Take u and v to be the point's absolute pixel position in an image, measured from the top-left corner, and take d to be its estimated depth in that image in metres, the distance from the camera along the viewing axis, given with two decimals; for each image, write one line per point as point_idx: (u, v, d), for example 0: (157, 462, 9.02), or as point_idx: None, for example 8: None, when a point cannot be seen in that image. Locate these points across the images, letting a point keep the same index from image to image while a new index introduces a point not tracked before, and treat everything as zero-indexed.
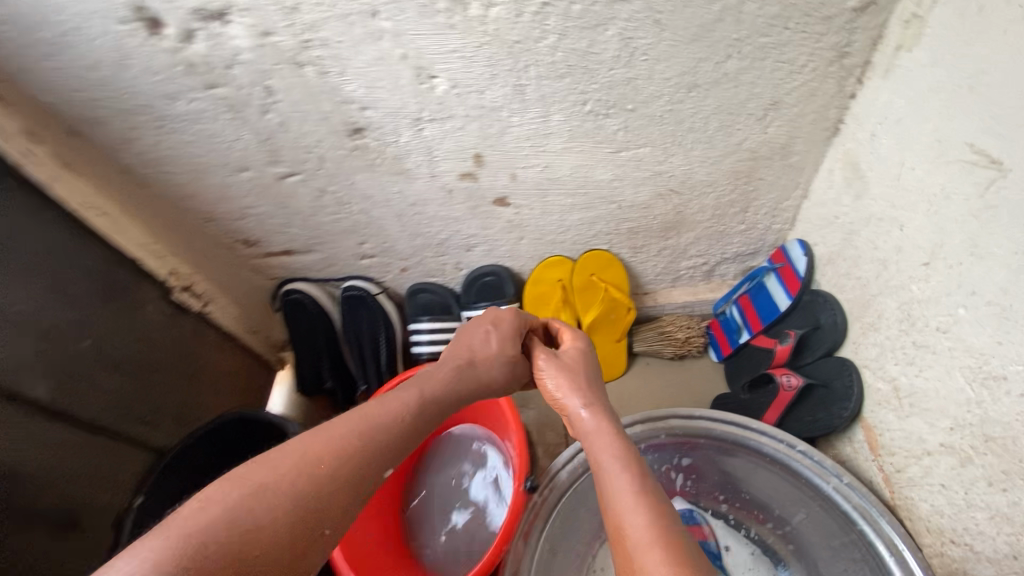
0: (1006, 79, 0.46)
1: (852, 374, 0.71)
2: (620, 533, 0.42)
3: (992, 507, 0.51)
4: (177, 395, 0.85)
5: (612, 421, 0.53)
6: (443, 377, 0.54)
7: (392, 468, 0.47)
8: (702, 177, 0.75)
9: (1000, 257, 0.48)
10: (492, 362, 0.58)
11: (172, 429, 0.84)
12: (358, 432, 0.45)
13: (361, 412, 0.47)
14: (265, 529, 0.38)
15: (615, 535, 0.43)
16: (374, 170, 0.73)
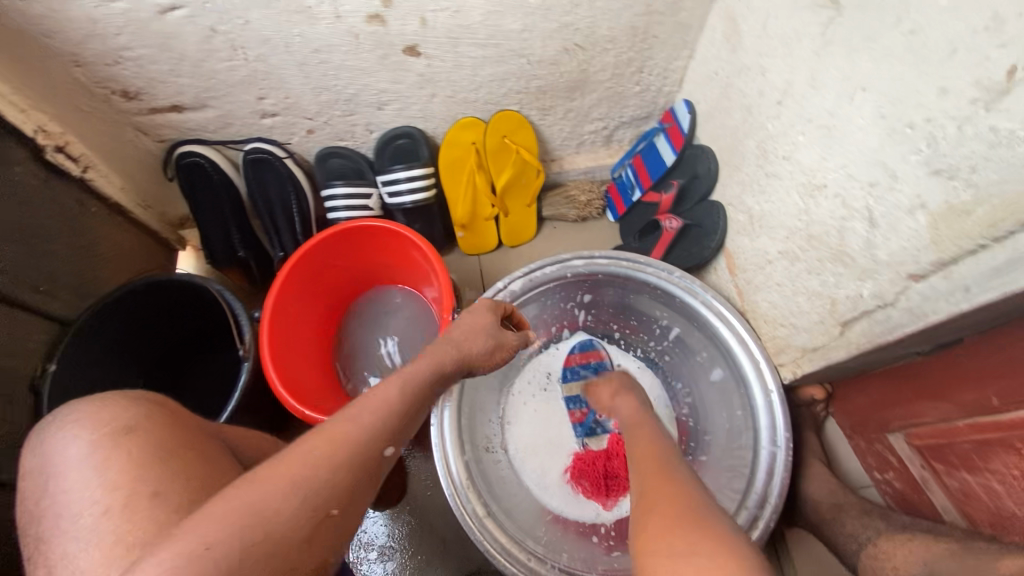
0: None
1: (719, 213, 0.86)
2: (646, 455, 0.53)
3: (808, 289, 0.68)
4: (71, 266, 0.81)
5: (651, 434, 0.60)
6: (432, 367, 0.59)
7: (392, 447, 0.49)
8: (603, 32, 0.80)
9: (830, 86, 0.58)
10: (475, 346, 0.66)
11: (72, 301, 0.81)
12: (367, 411, 0.48)
13: (390, 385, 0.53)
14: (292, 509, 0.38)
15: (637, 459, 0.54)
16: (272, 7, 0.68)
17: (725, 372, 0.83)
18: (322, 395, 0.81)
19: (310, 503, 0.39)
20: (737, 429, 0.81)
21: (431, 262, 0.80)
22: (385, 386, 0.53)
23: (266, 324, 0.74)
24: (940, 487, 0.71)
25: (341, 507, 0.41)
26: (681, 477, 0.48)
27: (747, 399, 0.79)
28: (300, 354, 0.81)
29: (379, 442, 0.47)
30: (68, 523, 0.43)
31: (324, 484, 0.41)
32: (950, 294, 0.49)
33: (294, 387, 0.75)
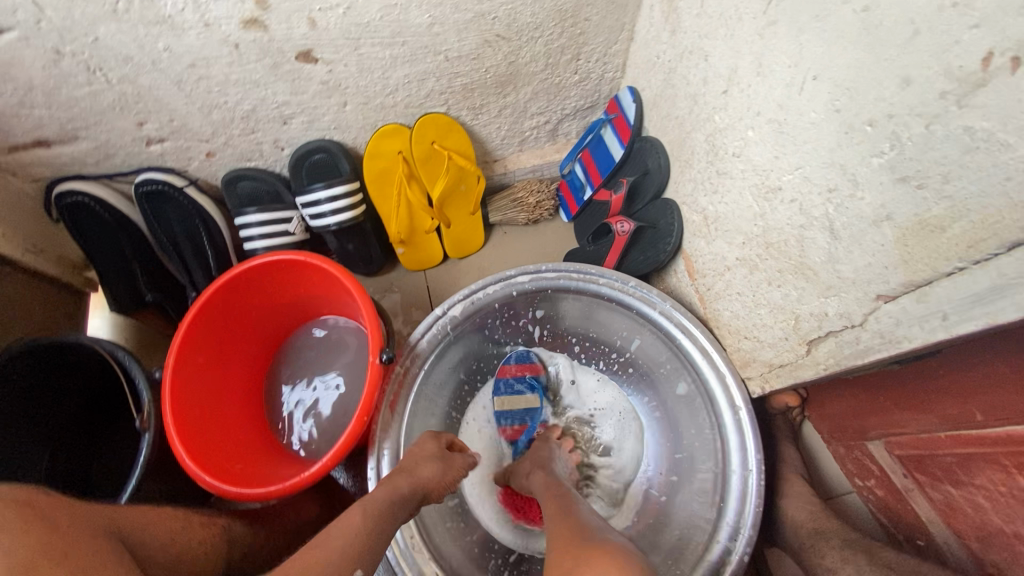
0: None
1: (674, 213, 0.78)
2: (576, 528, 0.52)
3: (769, 302, 0.60)
4: None
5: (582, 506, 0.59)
6: (388, 487, 0.59)
7: (356, 570, 0.48)
8: (527, 19, 0.70)
9: (777, 74, 0.50)
10: (434, 473, 0.64)
11: None
12: (321, 544, 0.48)
13: (348, 514, 0.53)
14: None
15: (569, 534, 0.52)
16: (123, 20, 0.57)
17: (691, 386, 0.76)
18: (244, 452, 0.72)
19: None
20: (707, 448, 0.74)
21: (353, 295, 0.71)
22: (355, 513, 0.53)
23: (167, 386, 0.65)
24: (924, 498, 0.64)
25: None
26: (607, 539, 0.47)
27: (715, 417, 0.72)
28: (217, 411, 0.72)
29: (343, 564, 0.47)
30: None
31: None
32: (923, 320, 0.41)
33: (204, 451, 0.66)
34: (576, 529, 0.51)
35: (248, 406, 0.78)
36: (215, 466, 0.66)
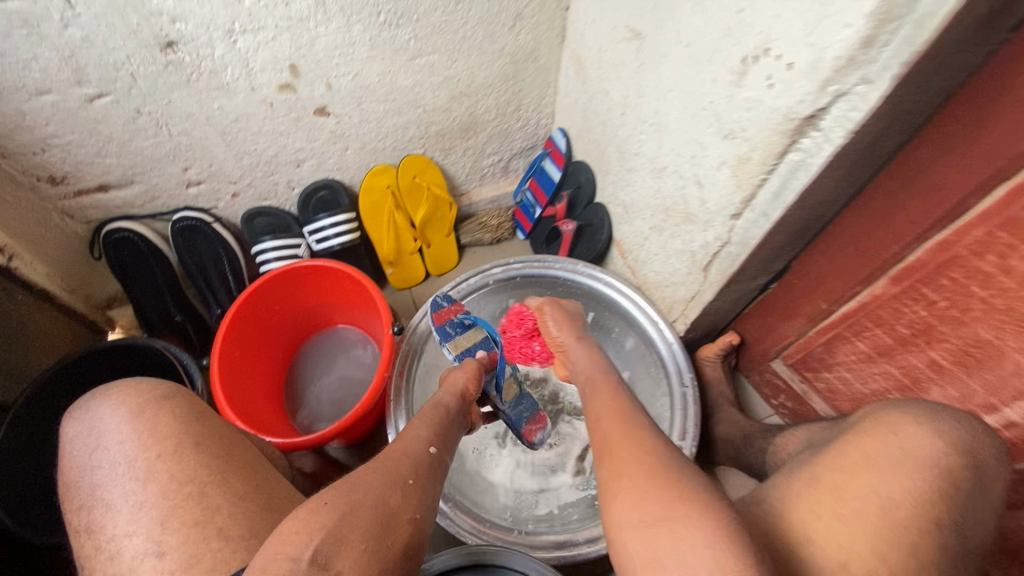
0: None
1: (602, 211, 1.04)
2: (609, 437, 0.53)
3: (675, 251, 0.85)
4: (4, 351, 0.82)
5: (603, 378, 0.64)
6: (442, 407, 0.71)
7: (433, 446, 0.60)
8: (481, 80, 0.97)
9: (649, 94, 0.78)
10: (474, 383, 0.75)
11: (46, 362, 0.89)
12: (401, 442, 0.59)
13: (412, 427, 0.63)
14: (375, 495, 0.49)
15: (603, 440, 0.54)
16: (192, 86, 0.79)
17: (637, 338, 0.97)
18: (271, 423, 0.88)
19: (389, 515, 0.49)
20: (654, 383, 0.94)
21: (365, 288, 0.90)
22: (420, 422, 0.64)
23: (216, 368, 0.79)
24: (816, 393, 0.87)
25: (415, 495, 0.52)
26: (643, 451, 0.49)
27: (657, 356, 0.94)
28: (249, 397, 0.86)
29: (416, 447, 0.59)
30: (106, 481, 0.52)
31: (393, 495, 0.50)
32: (757, 221, 0.66)
33: (245, 415, 0.82)
34: (621, 420, 0.55)
35: (270, 398, 0.92)
36: (252, 425, 0.81)
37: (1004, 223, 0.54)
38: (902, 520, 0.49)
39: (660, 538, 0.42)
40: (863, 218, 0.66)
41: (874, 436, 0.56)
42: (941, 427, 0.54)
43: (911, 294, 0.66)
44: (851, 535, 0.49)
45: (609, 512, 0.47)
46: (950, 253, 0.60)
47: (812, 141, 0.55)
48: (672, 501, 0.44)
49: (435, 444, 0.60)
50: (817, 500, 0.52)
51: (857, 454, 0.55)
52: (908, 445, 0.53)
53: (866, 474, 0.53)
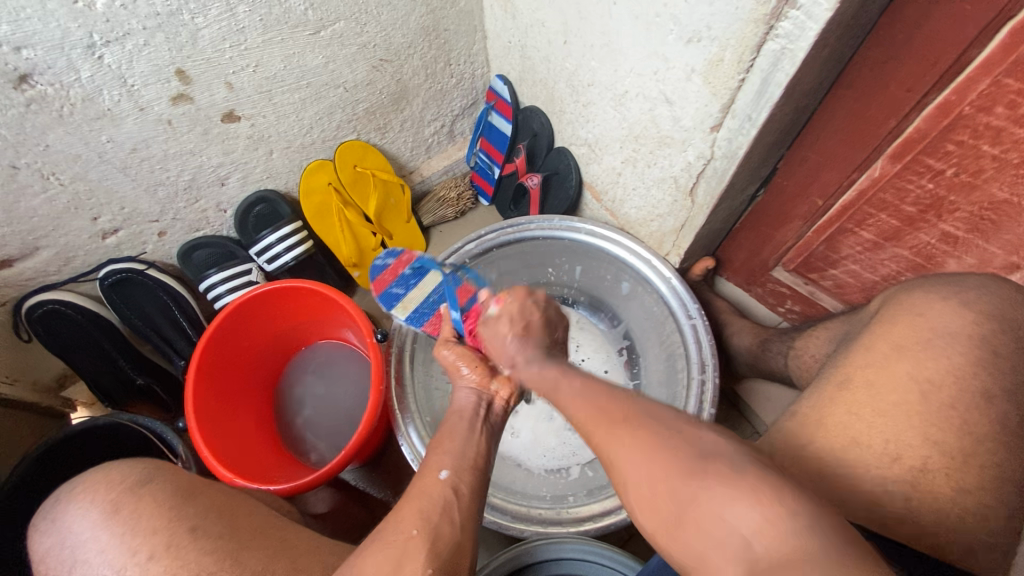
0: None
1: (566, 155, 0.96)
2: (660, 480, 0.40)
3: (654, 181, 0.78)
4: None
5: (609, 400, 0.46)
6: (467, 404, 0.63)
7: (444, 471, 0.53)
8: (400, 40, 0.86)
9: (591, 13, 0.69)
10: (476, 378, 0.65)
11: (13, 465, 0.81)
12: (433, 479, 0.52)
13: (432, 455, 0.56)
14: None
15: (644, 479, 0.41)
16: (68, 122, 0.67)
17: (632, 280, 0.91)
18: (270, 465, 0.81)
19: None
20: (661, 322, 0.88)
21: (335, 300, 0.82)
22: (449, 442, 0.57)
23: (194, 428, 0.71)
24: (825, 291, 0.84)
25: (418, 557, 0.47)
26: (711, 486, 0.37)
27: (656, 294, 0.88)
28: (239, 446, 0.79)
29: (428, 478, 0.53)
30: None
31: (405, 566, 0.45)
32: (742, 129, 0.59)
33: (236, 466, 0.74)
34: (605, 417, 0.45)
35: (262, 440, 0.84)
36: (247, 475, 0.74)
37: (1013, 68, 0.49)
38: (947, 401, 0.47)
39: (691, 537, 0.38)
40: (853, 97, 0.60)
41: (904, 320, 0.53)
42: (970, 299, 0.52)
43: (914, 168, 0.61)
44: (903, 428, 0.47)
45: (640, 514, 0.41)
46: (953, 115, 0.54)
47: (794, 23, 0.48)
48: (677, 488, 0.39)
49: (449, 466, 0.54)
50: (854, 398, 0.50)
51: (887, 343, 0.52)
52: (939, 323, 0.51)
53: (900, 363, 0.50)
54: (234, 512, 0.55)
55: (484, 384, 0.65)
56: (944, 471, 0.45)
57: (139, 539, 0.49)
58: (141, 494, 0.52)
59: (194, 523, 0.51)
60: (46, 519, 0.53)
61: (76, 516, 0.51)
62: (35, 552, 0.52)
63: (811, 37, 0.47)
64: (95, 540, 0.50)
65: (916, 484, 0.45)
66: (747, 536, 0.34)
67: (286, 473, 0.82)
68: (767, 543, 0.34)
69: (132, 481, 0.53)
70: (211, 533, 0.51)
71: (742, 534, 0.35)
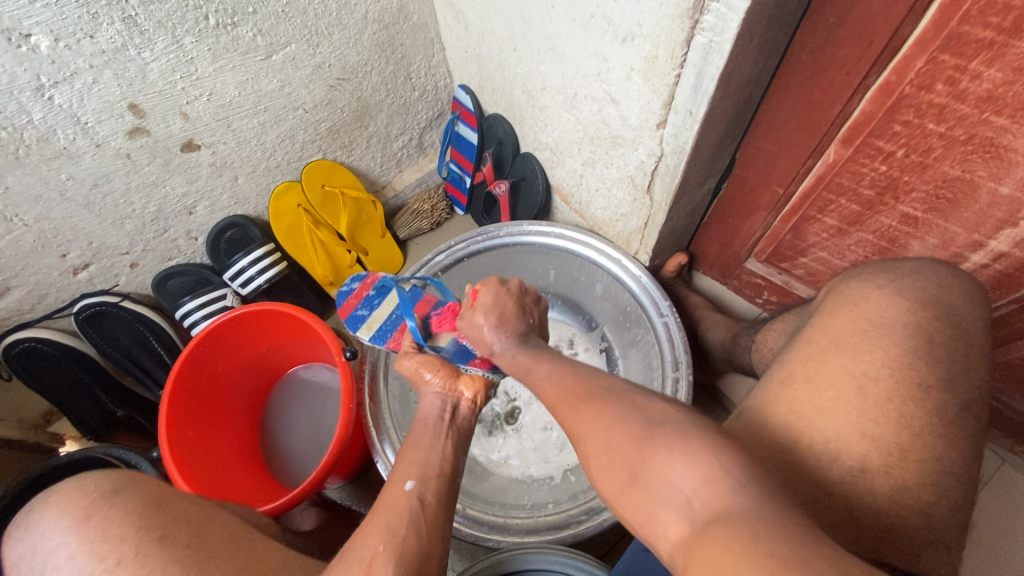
0: None
1: (532, 159, 0.96)
2: (618, 448, 0.38)
3: (614, 180, 0.77)
4: None
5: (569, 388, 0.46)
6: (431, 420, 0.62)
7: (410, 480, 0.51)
8: (355, 58, 0.87)
9: (533, 19, 0.69)
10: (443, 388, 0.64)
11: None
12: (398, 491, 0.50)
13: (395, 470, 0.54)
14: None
15: (605, 450, 0.39)
16: (26, 164, 0.68)
17: (604, 281, 0.90)
18: (249, 489, 0.81)
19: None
20: (635, 321, 0.87)
21: (304, 321, 0.82)
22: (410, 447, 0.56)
23: (167, 456, 0.72)
24: (799, 280, 0.82)
25: None
26: (664, 452, 0.35)
27: (627, 293, 0.87)
28: (216, 472, 0.79)
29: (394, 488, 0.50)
30: None
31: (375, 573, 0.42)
32: (685, 124, 0.59)
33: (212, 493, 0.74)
34: (576, 394, 0.44)
35: (242, 465, 0.85)
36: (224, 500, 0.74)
37: (944, 45, 0.48)
38: (883, 395, 0.46)
39: (642, 498, 0.36)
40: (797, 84, 0.59)
41: (841, 311, 0.53)
42: (904, 287, 0.53)
43: (865, 151, 0.60)
44: (840, 424, 0.46)
45: (601, 485, 0.39)
46: (895, 96, 0.53)
47: (716, 15, 0.47)
48: (631, 449, 0.37)
49: (414, 476, 0.52)
50: (796, 395, 0.49)
51: (826, 337, 0.52)
52: (873, 314, 0.51)
53: (838, 356, 0.50)
54: (212, 521, 0.49)
55: (449, 387, 0.64)
56: (883, 467, 0.44)
57: (106, 546, 0.44)
58: (115, 501, 0.47)
59: (163, 531, 0.45)
60: (19, 525, 0.47)
61: (47, 525, 0.46)
62: (7, 559, 0.46)
63: (734, 29, 0.47)
64: (64, 545, 0.44)
65: (856, 483, 0.43)
66: (689, 493, 0.33)
67: (266, 495, 0.82)
68: (709, 502, 0.32)
69: (105, 487, 0.47)
70: (182, 541, 0.45)
71: (685, 493, 0.33)
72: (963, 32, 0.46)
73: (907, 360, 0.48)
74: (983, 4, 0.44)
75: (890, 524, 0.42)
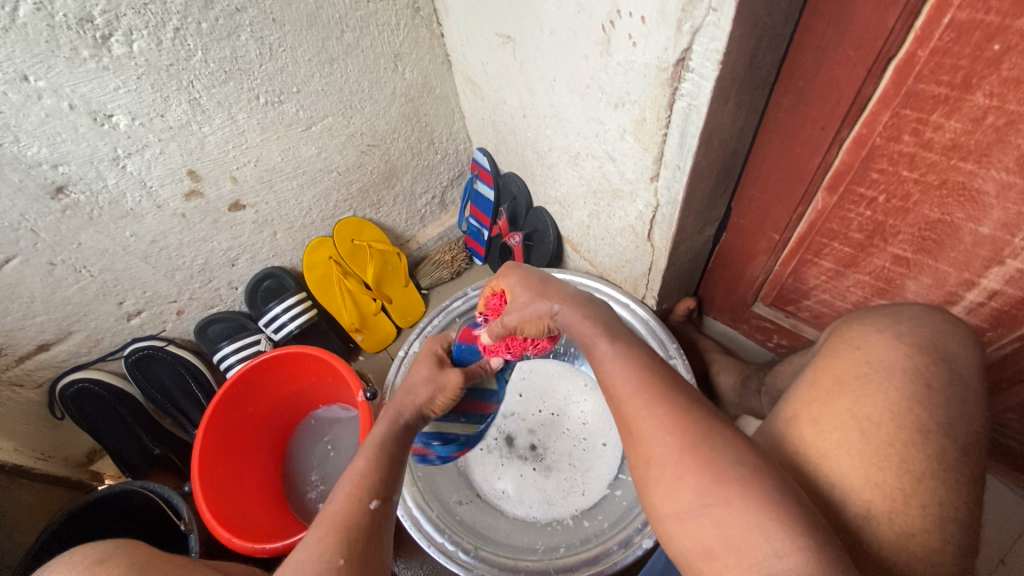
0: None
1: (543, 212, 1.03)
2: (685, 479, 0.41)
3: (617, 229, 0.83)
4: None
5: (626, 377, 0.47)
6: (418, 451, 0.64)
7: (376, 502, 0.50)
8: (384, 127, 0.97)
9: (538, 89, 0.77)
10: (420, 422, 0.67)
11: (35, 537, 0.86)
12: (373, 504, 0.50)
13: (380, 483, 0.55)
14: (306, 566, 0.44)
15: (664, 475, 0.42)
16: (97, 223, 0.78)
17: None
18: (272, 525, 0.84)
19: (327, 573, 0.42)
20: None
21: (328, 361, 0.88)
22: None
23: (198, 498, 0.76)
24: (806, 323, 0.84)
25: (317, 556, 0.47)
26: (745, 512, 0.38)
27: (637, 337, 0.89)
28: (242, 509, 0.83)
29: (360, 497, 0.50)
30: None
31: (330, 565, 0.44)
32: (674, 177, 0.64)
33: (239, 528, 0.78)
34: (648, 392, 0.46)
35: (266, 502, 0.88)
36: (244, 532, 0.78)
37: (906, 100, 0.52)
38: (886, 439, 0.48)
39: (705, 530, 0.40)
40: (778, 139, 0.64)
41: (843, 354, 0.55)
42: (903, 332, 0.54)
43: (850, 198, 0.64)
44: (845, 468, 0.47)
45: (652, 504, 0.43)
46: (868, 146, 0.58)
47: (691, 83, 0.54)
48: (706, 485, 0.40)
49: (378, 495, 0.51)
50: (803, 438, 0.51)
51: (829, 379, 0.53)
52: (875, 358, 0.53)
53: (841, 398, 0.51)
54: None
55: None
56: (887, 514, 0.45)
57: None
58: None
59: None
60: None
61: None
62: None
63: (707, 94, 0.53)
64: None
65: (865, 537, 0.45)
66: (768, 551, 0.37)
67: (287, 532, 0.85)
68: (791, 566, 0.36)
69: None
70: None
71: (766, 553, 0.37)
72: (919, 89, 0.51)
73: (901, 404, 0.49)
74: (934, 65, 0.49)
75: (892, 568, 0.44)
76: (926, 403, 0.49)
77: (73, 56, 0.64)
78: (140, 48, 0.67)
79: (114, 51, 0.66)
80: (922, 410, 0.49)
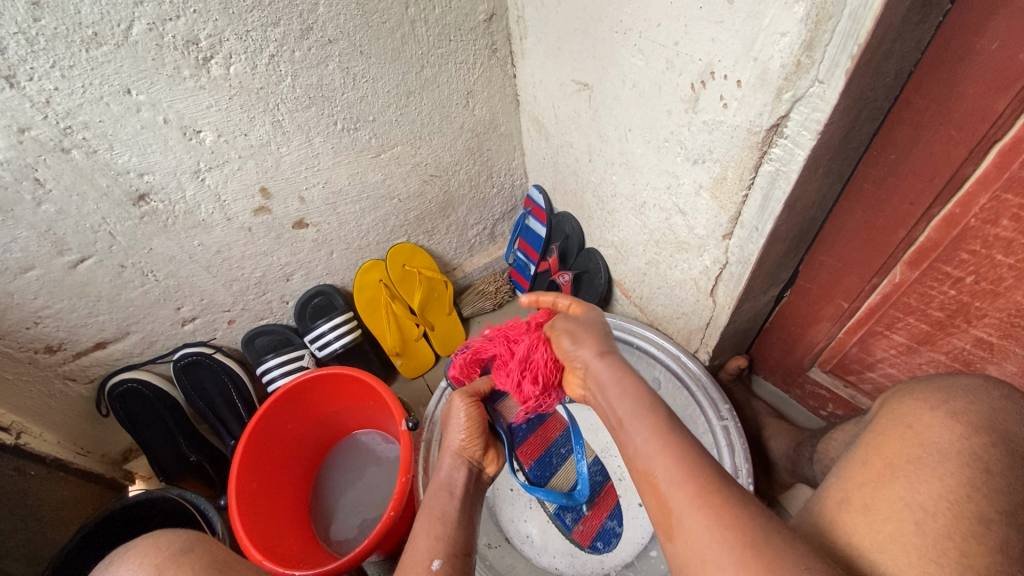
0: (565, 44, 0.76)
1: (596, 255, 1.02)
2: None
3: (677, 279, 0.81)
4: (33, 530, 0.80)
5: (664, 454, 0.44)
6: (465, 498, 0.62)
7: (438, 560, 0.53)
8: (448, 159, 0.99)
9: (611, 137, 0.78)
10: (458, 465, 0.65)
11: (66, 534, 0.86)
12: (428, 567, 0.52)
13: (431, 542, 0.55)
14: None
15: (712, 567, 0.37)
16: (170, 231, 0.80)
17: (663, 377, 0.90)
18: (298, 550, 0.83)
19: None
20: (693, 420, 0.86)
21: (371, 385, 0.88)
22: (418, 525, 0.58)
23: (235, 507, 0.76)
24: (867, 395, 0.80)
25: None
26: None
27: (686, 392, 0.87)
28: (272, 529, 0.81)
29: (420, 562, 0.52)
30: None
31: None
32: (750, 237, 0.63)
33: (269, 548, 0.76)
34: (688, 478, 0.41)
35: (293, 525, 0.87)
36: (271, 553, 0.76)
37: (1009, 184, 0.50)
38: (943, 532, 0.41)
39: None
40: (860, 209, 0.63)
41: (892, 433, 0.49)
42: (957, 409, 0.48)
43: (932, 275, 0.62)
44: (902, 568, 0.40)
45: None
46: (960, 226, 0.56)
47: (783, 149, 0.53)
48: None
49: (440, 555, 0.53)
50: (852, 526, 0.44)
51: (879, 461, 0.47)
52: (927, 438, 0.47)
53: (892, 484, 0.45)
54: None
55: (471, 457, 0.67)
56: None
57: None
58: (183, 560, 0.47)
59: None
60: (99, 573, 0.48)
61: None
62: None
63: (800, 161, 0.52)
64: None
65: None
66: None
67: (311, 559, 0.83)
68: None
69: (176, 547, 0.48)
70: None
71: None
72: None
73: (958, 491, 0.43)
74: None
75: None
76: (987, 490, 0.43)
77: (176, 75, 0.67)
78: (236, 71, 0.70)
79: (212, 73, 0.69)
80: (982, 497, 0.42)
